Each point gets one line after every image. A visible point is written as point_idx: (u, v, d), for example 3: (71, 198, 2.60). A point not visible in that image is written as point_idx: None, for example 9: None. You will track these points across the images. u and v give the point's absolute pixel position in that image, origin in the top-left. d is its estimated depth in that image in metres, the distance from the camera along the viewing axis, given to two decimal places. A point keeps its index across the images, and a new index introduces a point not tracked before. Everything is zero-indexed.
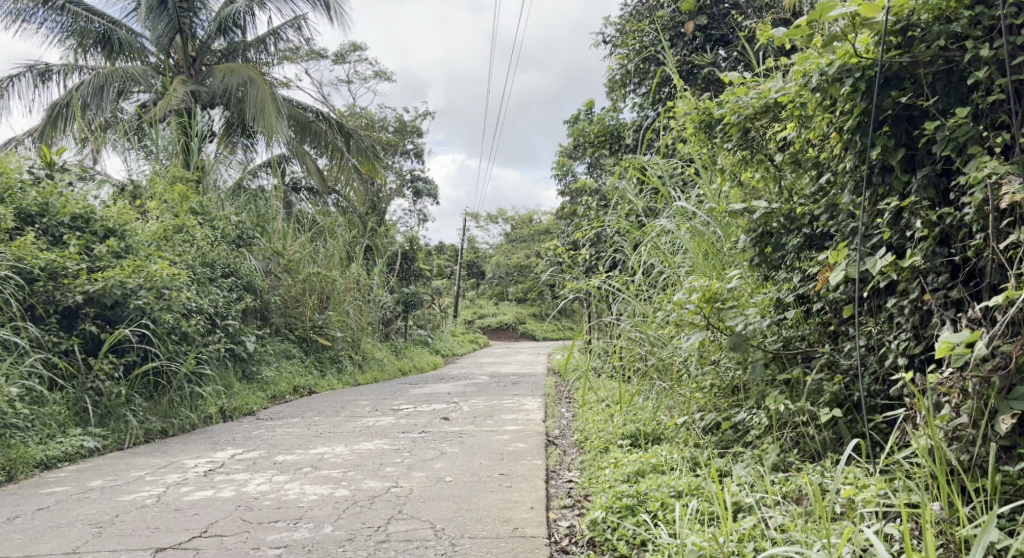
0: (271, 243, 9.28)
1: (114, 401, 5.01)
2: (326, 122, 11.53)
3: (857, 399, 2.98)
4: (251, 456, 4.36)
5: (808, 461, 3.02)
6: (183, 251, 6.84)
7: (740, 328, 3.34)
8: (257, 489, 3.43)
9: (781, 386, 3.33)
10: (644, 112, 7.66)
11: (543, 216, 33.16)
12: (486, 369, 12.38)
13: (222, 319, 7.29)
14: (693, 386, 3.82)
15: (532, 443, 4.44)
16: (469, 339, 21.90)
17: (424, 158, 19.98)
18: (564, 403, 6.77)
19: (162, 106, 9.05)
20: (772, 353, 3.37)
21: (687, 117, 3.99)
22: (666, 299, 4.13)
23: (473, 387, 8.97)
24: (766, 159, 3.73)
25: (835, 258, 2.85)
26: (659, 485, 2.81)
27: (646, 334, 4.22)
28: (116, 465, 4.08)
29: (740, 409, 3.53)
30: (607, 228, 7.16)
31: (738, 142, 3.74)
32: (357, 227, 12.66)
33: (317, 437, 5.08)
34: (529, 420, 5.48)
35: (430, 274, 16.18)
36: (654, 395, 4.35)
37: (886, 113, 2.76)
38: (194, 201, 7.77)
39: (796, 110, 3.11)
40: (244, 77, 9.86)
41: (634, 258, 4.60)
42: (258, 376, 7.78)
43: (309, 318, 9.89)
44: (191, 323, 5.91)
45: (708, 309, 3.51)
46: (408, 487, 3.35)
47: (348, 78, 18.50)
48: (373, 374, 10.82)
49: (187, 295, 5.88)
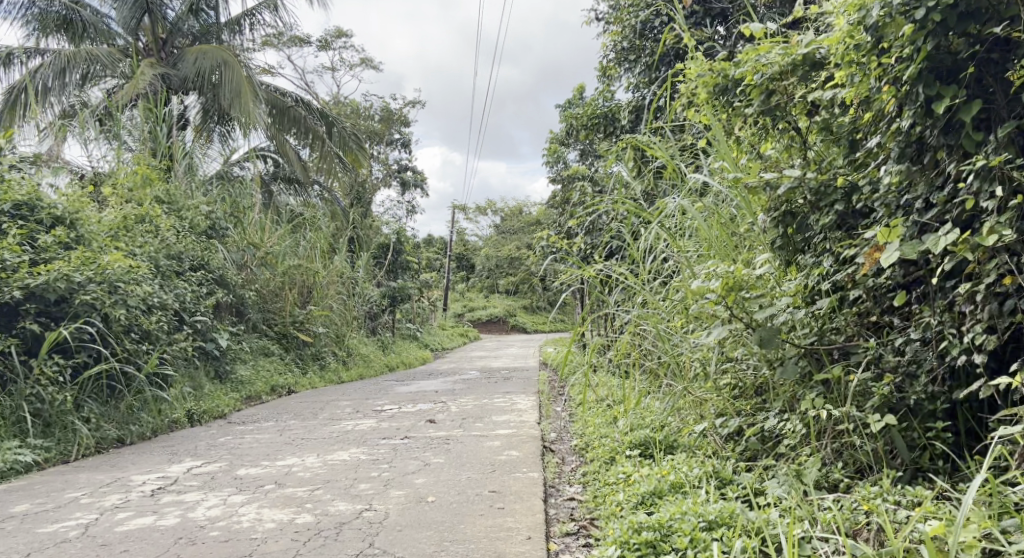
0: (246, 235, 8.72)
1: (59, 408, 4.49)
2: (306, 107, 11.01)
3: (913, 403, 2.53)
4: (209, 470, 3.87)
5: (857, 478, 2.55)
6: (146, 242, 6.27)
7: (769, 320, 2.91)
8: (206, 514, 2.92)
9: (817, 386, 2.87)
10: (642, 91, 7.20)
11: (534, 208, 32.76)
12: (476, 364, 11.91)
13: (190, 315, 6.75)
14: (711, 387, 3.36)
15: (526, 451, 3.97)
16: (458, 333, 21.47)
17: (410, 148, 19.48)
18: (559, 403, 6.30)
19: (128, 91, 8.46)
20: (804, 348, 2.94)
21: (699, 80, 3.59)
22: (683, 290, 3.64)
23: (463, 385, 8.49)
24: (789, 126, 3.36)
25: (884, 238, 2.46)
26: (683, 512, 2.33)
27: (655, 328, 3.74)
28: (51, 484, 3.56)
29: (766, 414, 3.07)
30: (605, 215, 6.72)
31: (757, 108, 3.35)
32: (340, 219, 12.12)
33: (288, 445, 4.60)
34: (523, 422, 5.02)
35: (417, 267, 15.69)
36: (664, 396, 3.88)
37: (970, 50, 2.42)
38: (160, 189, 7.25)
39: (848, 54, 2.73)
40: (218, 61, 9.33)
41: (639, 243, 4.12)
42: (232, 376, 7.29)
43: (289, 313, 9.36)
44: (153, 320, 5.43)
45: (731, 298, 3.03)
46: (383, 510, 2.87)
47: (333, 65, 17.98)
48: (358, 372, 10.32)
49: (147, 289, 5.39)
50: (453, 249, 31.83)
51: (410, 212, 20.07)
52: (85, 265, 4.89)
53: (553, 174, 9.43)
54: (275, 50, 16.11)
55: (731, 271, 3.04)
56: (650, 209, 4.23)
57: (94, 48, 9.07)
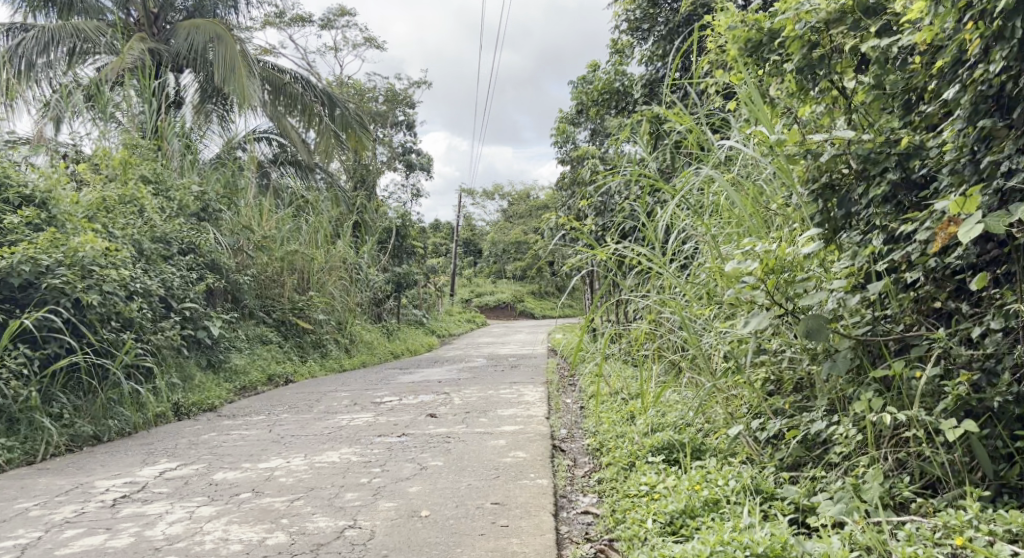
0: (241, 218, 8.30)
1: (26, 404, 4.14)
2: (305, 85, 10.54)
3: (998, 407, 2.12)
4: (184, 473, 3.50)
5: (930, 496, 2.13)
6: (127, 224, 5.90)
7: (816, 308, 2.50)
8: (166, 532, 2.56)
9: (872, 384, 2.46)
10: (656, 64, 6.76)
11: (542, 191, 32.24)
12: (484, 351, 11.54)
13: (179, 301, 6.38)
14: (744, 383, 2.94)
15: (534, 452, 3.59)
16: (466, 319, 21.06)
17: (416, 130, 19.03)
18: (570, 395, 5.91)
19: (115, 66, 8.05)
20: (858, 339, 2.53)
21: (730, 34, 3.19)
22: (720, 271, 3.21)
23: (469, 374, 8.07)
24: (831, 85, 2.98)
25: (958, 208, 2.18)
26: (724, 545, 1.95)
27: (680, 316, 3.32)
28: (5, 490, 3.20)
29: (811, 415, 2.67)
30: (618, 194, 6.32)
31: (797, 64, 2.96)
32: (344, 202, 11.68)
33: (276, 443, 4.24)
34: (530, 418, 4.63)
35: (423, 252, 15.26)
36: (689, 391, 3.48)
37: None
38: (147, 168, 6.87)
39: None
40: (210, 36, 8.91)
41: (661, 221, 3.70)
42: (225, 365, 6.91)
43: (288, 300, 8.98)
44: (134, 306, 5.08)
45: (772, 282, 2.62)
46: (369, 528, 2.51)
47: (336, 46, 17.56)
48: (361, 359, 9.93)
49: (126, 274, 5.04)
50: (461, 234, 31.37)
51: (417, 197, 19.66)
52: (54, 247, 4.57)
53: (562, 155, 9.00)
54: (276, 29, 15.67)
55: (772, 252, 2.63)
56: (672, 183, 3.81)
57: (82, 23, 8.68)
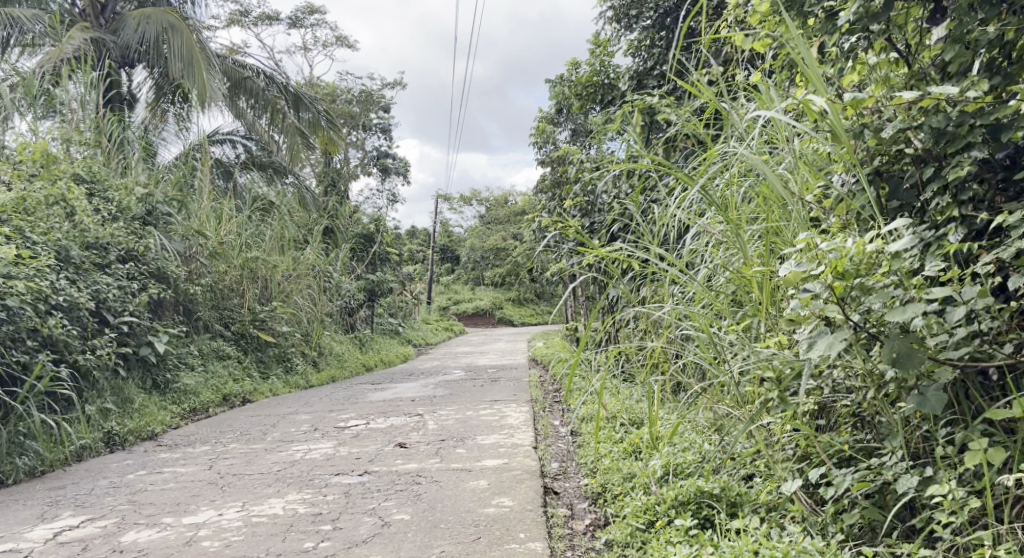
0: (194, 221, 7.44)
1: None
2: (268, 80, 9.78)
3: None
4: (87, 532, 2.84)
5: None
6: (50, 229, 5.18)
7: (904, 323, 1.90)
8: None
9: (977, 424, 1.86)
10: (643, 54, 6.15)
11: (520, 197, 31.62)
12: (461, 361, 10.87)
13: (116, 316, 5.65)
14: (789, 419, 2.34)
15: (524, 498, 2.96)
16: (444, 328, 20.33)
17: (391, 133, 18.33)
18: (559, 417, 5.26)
19: (51, 57, 7.25)
20: (953, 363, 1.93)
21: None
22: (757, 277, 2.58)
23: (445, 390, 7.38)
24: (887, 44, 2.43)
25: None
26: None
27: (703, 331, 2.69)
28: None
29: (884, 462, 2.07)
30: (608, 193, 5.69)
31: (853, 16, 2.39)
32: (311, 207, 10.91)
33: (215, 485, 3.57)
34: (517, 448, 3.97)
35: (399, 258, 14.51)
36: (713, 423, 2.86)
37: None
38: (82, 166, 6.14)
39: None
40: (164, 25, 8.12)
41: (672, 217, 3.06)
42: (173, 385, 6.18)
43: (249, 311, 8.22)
44: (52, 322, 4.39)
45: (843, 289, 2.01)
46: None
47: (305, 46, 16.83)
48: (330, 373, 9.15)
49: (40, 285, 4.35)
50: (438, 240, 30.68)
51: (392, 202, 18.93)
52: None
53: (542, 156, 8.34)
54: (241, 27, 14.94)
55: (840, 251, 2.02)
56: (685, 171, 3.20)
57: (17, 11, 7.89)
